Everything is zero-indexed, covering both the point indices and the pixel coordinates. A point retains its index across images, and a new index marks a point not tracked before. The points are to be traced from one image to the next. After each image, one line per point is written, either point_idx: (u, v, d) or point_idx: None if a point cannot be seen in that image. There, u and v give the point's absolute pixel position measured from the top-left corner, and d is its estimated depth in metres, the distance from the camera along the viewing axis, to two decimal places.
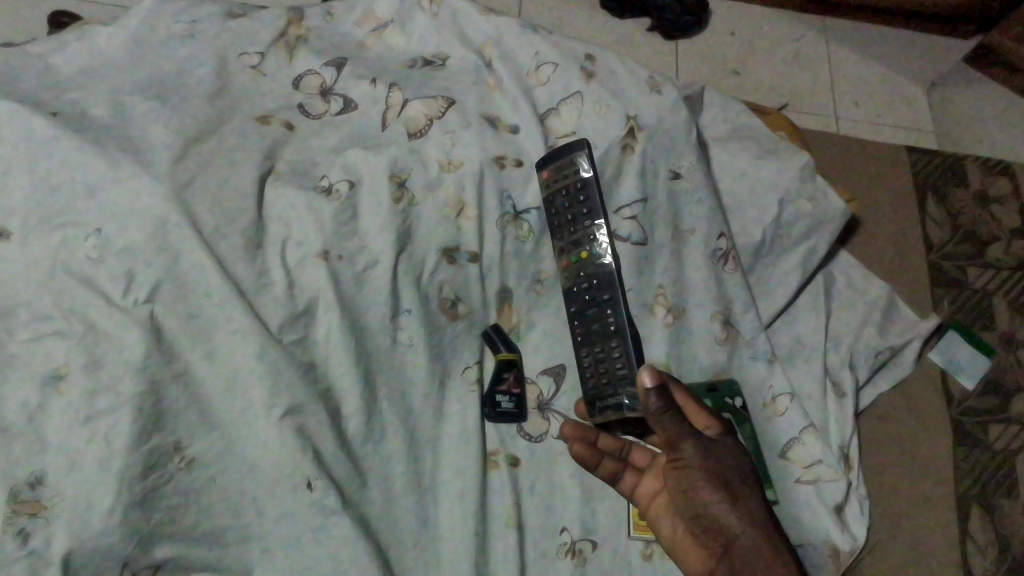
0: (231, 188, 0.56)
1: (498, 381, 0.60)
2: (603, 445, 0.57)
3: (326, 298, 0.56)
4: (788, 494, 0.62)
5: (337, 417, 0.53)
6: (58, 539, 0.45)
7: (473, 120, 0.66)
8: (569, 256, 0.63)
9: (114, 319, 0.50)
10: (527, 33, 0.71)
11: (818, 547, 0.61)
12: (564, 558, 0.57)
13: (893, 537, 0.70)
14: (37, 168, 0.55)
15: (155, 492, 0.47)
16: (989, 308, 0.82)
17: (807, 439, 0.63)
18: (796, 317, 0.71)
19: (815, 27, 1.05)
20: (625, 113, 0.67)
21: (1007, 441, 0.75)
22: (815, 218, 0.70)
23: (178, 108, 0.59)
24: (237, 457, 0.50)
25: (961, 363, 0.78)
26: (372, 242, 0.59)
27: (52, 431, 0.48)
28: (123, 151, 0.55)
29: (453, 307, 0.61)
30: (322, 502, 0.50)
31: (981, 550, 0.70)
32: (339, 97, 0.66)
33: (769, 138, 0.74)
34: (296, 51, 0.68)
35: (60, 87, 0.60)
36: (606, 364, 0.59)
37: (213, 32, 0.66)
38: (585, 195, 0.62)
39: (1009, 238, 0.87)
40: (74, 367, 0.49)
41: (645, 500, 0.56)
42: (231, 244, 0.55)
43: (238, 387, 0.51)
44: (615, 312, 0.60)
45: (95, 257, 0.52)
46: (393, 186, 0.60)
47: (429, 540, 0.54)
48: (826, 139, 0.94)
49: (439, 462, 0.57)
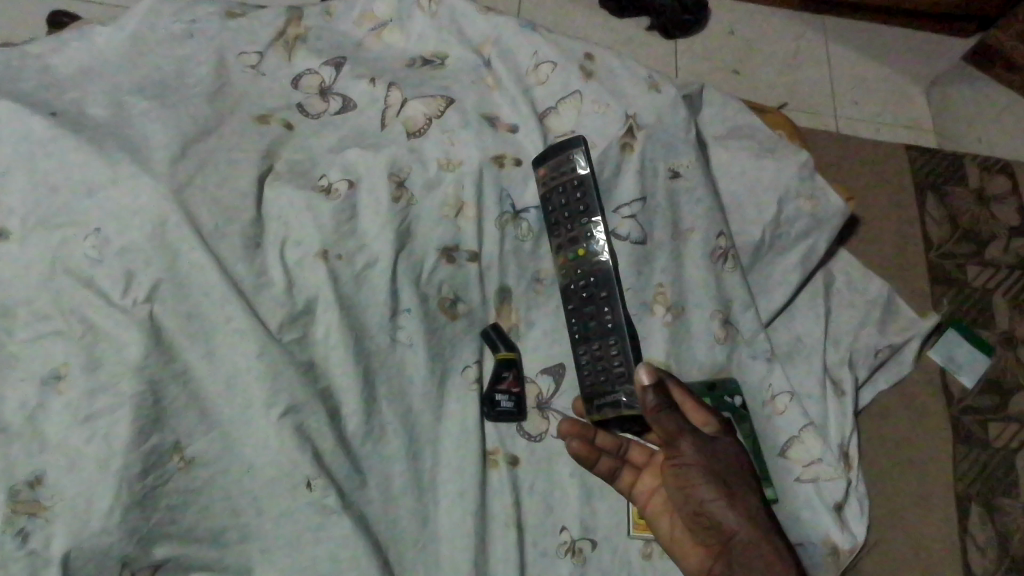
0: (230, 187, 0.56)
1: (497, 380, 0.60)
2: (601, 442, 0.56)
3: (326, 297, 0.56)
4: (787, 493, 0.62)
5: (337, 417, 0.53)
6: (58, 538, 0.45)
7: (472, 119, 0.66)
8: (566, 253, 0.63)
9: (114, 319, 0.50)
10: (526, 32, 0.71)
11: (818, 546, 0.61)
12: (563, 557, 0.57)
13: (893, 536, 0.70)
14: (35, 168, 0.55)
15: (154, 492, 0.47)
16: (988, 307, 0.82)
17: (807, 438, 0.63)
18: (796, 316, 0.71)
19: (814, 25, 1.05)
20: (624, 112, 0.67)
21: (1007, 439, 0.75)
22: (814, 217, 0.70)
23: (177, 108, 0.59)
24: (237, 456, 0.50)
25: (960, 362, 0.78)
26: (371, 241, 0.59)
27: (52, 430, 0.48)
28: (122, 151, 0.55)
29: (453, 307, 0.61)
30: (321, 502, 0.50)
31: (981, 549, 0.70)
32: (338, 96, 0.66)
33: (768, 137, 0.74)
34: (294, 50, 0.68)
35: (60, 87, 0.60)
36: (603, 362, 0.59)
37: (212, 31, 0.66)
38: (581, 193, 0.62)
39: (1009, 236, 0.87)
40: (73, 367, 0.49)
41: (643, 497, 0.56)
42: (231, 244, 0.55)
43: (237, 387, 0.51)
44: (613, 309, 0.60)
45: (94, 257, 0.52)
46: (392, 186, 0.60)
47: (429, 539, 0.54)
48: (825, 137, 0.94)
49: (439, 462, 0.57)
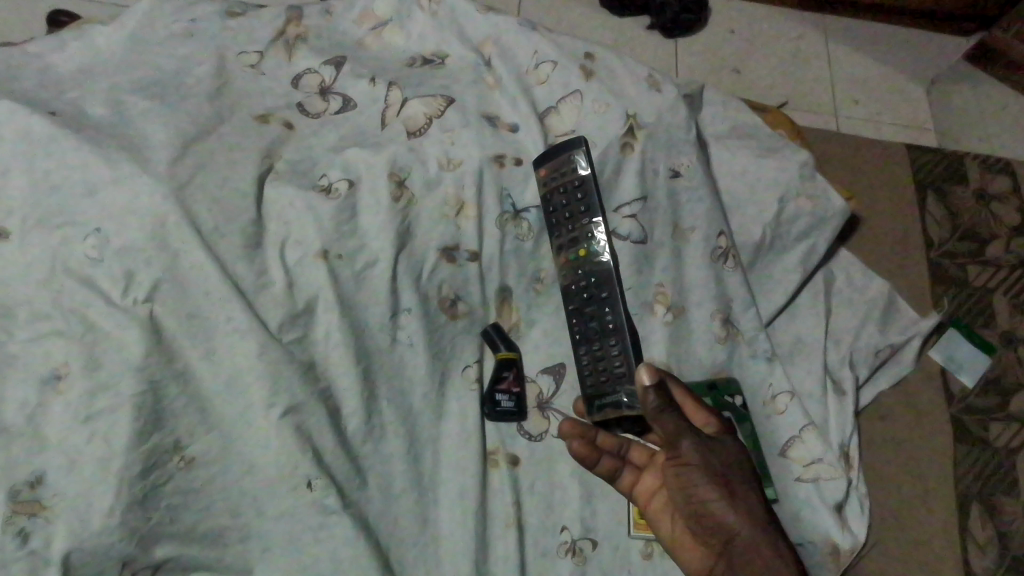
0: (230, 187, 0.56)
1: (498, 380, 0.60)
2: (602, 442, 0.56)
3: (326, 297, 0.56)
4: (788, 492, 0.62)
5: (337, 417, 0.53)
6: (58, 539, 0.45)
7: (472, 119, 0.66)
8: (567, 254, 0.63)
9: (114, 319, 0.50)
10: (526, 31, 0.70)
11: (818, 546, 0.61)
12: (564, 557, 0.57)
13: (893, 536, 0.70)
14: (35, 168, 0.54)
15: (155, 492, 0.47)
16: (989, 307, 0.82)
17: (808, 437, 0.63)
18: (797, 316, 0.71)
19: (815, 24, 1.05)
20: (625, 112, 0.67)
21: (1007, 439, 0.75)
22: (815, 217, 0.70)
23: (177, 107, 0.59)
24: (237, 456, 0.50)
25: (961, 362, 0.78)
26: (371, 240, 0.59)
27: (52, 431, 0.48)
28: (123, 151, 0.55)
29: (453, 306, 0.61)
30: (322, 502, 0.50)
31: (982, 548, 0.70)
32: (338, 96, 0.66)
33: (768, 137, 0.74)
34: (294, 49, 0.68)
35: (60, 86, 0.60)
36: (605, 363, 0.59)
37: (212, 31, 0.66)
38: (583, 193, 0.62)
39: (1010, 236, 0.87)
40: (74, 367, 0.49)
41: (644, 496, 0.56)
42: (231, 244, 0.55)
43: (238, 386, 0.51)
44: (614, 310, 0.60)
45: (94, 256, 0.52)
46: (393, 185, 0.60)
47: (429, 539, 0.54)
48: (826, 136, 0.94)
49: (439, 461, 0.57)
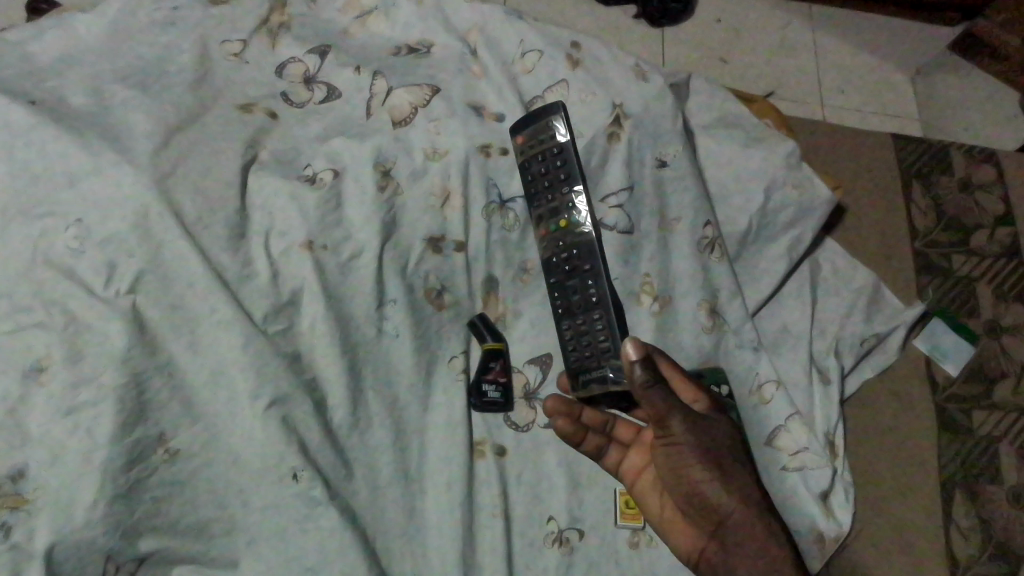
0: (215, 177, 0.56)
1: (485, 370, 0.59)
2: (588, 420, 0.58)
3: (311, 288, 0.55)
4: (773, 481, 0.62)
5: (324, 408, 0.53)
6: (41, 530, 0.45)
7: (459, 108, 0.65)
8: (548, 225, 0.62)
9: (95, 309, 0.50)
10: (513, 21, 0.70)
11: (804, 532, 0.62)
12: (551, 547, 0.57)
13: (878, 523, 0.71)
14: (14, 158, 0.54)
15: (139, 484, 0.47)
16: (973, 296, 0.83)
17: (793, 427, 0.63)
18: (782, 305, 0.71)
19: (802, 14, 1.05)
20: (612, 101, 0.67)
21: (990, 426, 0.76)
22: (801, 206, 0.70)
23: (160, 97, 0.58)
24: (221, 447, 0.50)
25: (946, 351, 0.79)
26: (356, 232, 0.58)
27: (34, 423, 0.47)
28: (105, 141, 0.54)
29: (439, 297, 0.60)
30: (308, 493, 0.49)
31: (965, 536, 0.71)
32: (322, 85, 0.65)
33: (755, 125, 0.74)
34: (278, 38, 0.66)
35: (41, 74, 0.59)
36: (589, 336, 0.59)
37: (195, 20, 0.65)
38: (562, 160, 0.63)
39: (994, 225, 0.87)
40: (55, 359, 0.48)
41: (631, 474, 0.58)
42: (215, 235, 0.54)
43: (222, 377, 0.50)
44: (597, 283, 0.60)
45: (75, 247, 0.52)
46: (379, 175, 0.60)
47: (417, 529, 0.54)
48: (808, 125, 0.95)
49: (426, 452, 0.56)
